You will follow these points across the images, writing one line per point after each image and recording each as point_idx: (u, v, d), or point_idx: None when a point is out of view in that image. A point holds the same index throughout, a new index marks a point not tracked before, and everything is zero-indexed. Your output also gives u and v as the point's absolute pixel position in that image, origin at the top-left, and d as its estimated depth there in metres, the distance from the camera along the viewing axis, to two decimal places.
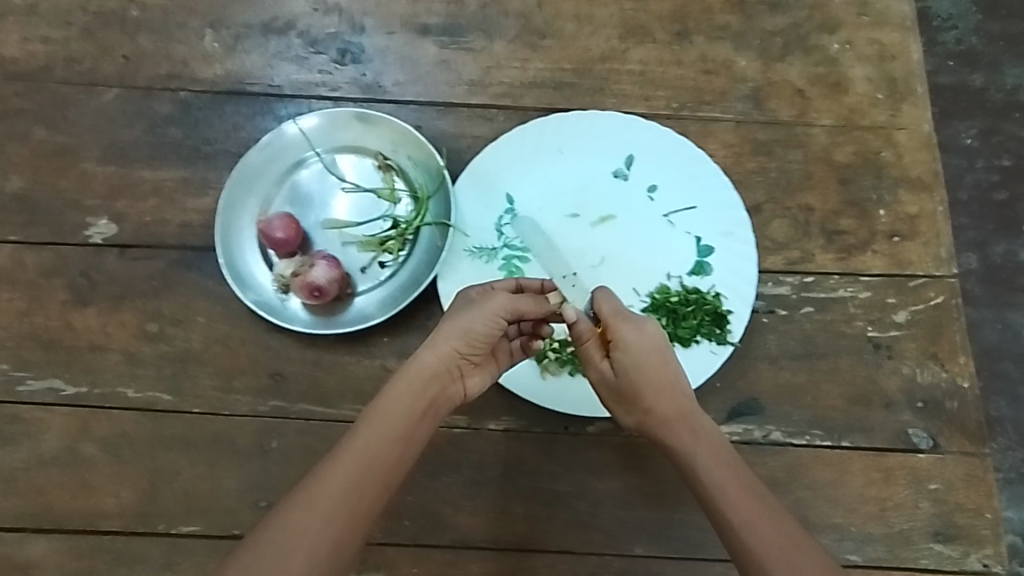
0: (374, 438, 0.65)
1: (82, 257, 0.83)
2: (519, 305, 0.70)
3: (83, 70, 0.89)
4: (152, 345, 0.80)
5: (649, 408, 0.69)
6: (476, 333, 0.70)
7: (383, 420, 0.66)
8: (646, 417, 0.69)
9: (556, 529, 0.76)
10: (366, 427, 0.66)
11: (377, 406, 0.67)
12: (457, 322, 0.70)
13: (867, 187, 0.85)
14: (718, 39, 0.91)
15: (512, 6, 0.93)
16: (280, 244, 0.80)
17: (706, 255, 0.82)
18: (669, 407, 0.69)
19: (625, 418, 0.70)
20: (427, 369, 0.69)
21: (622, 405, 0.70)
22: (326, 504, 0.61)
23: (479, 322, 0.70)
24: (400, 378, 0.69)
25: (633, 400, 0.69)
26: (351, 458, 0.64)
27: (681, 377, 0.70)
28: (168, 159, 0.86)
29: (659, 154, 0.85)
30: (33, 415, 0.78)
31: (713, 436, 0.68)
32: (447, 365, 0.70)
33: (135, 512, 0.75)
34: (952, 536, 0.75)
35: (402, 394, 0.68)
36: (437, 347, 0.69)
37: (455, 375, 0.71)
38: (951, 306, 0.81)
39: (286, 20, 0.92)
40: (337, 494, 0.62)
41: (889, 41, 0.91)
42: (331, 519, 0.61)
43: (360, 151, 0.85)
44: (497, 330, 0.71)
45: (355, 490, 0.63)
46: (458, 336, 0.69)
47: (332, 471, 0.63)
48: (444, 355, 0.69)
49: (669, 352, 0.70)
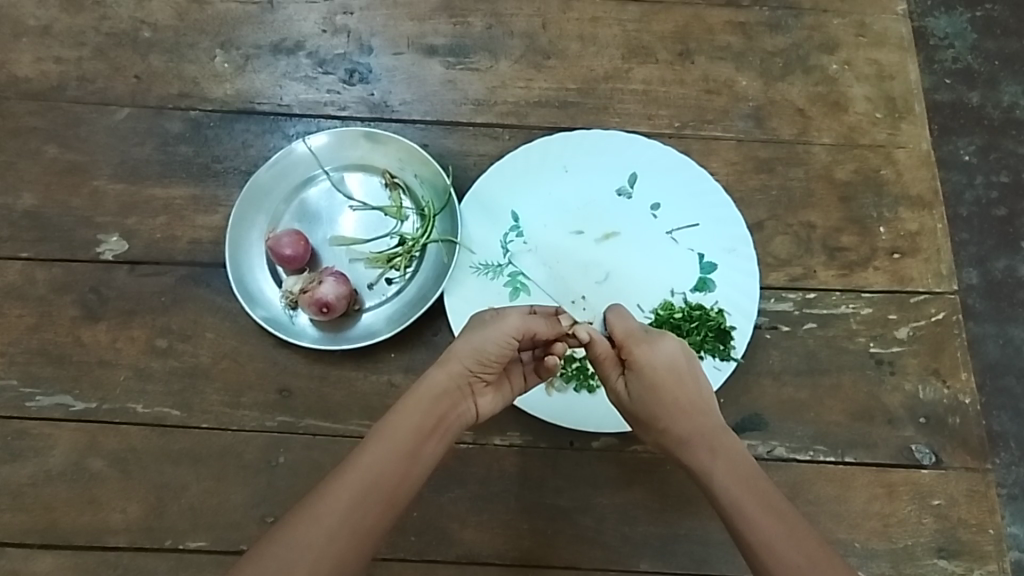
0: (381, 454, 0.65)
1: (92, 273, 0.84)
2: (531, 326, 0.71)
3: (95, 89, 0.91)
4: (160, 360, 0.81)
5: (665, 428, 0.70)
6: (488, 352, 0.71)
7: (391, 437, 0.67)
8: (663, 437, 0.70)
9: (560, 545, 0.76)
10: (373, 442, 0.66)
11: (385, 422, 0.68)
12: (469, 340, 0.71)
13: (868, 205, 0.86)
14: (720, 58, 0.93)
15: (517, 27, 0.94)
16: (289, 259, 0.81)
17: (709, 272, 0.82)
18: (687, 427, 0.69)
19: (645, 437, 0.72)
20: (437, 387, 0.70)
21: (640, 425, 0.71)
22: (329, 520, 0.62)
23: (491, 343, 0.71)
24: (410, 396, 0.69)
25: (649, 421, 0.70)
26: (358, 474, 0.64)
27: (698, 396, 0.71)
28: (178, 177, 0.88)
29: (662, 172, 0.86)
30: (41, 430, 0.78)
31: (732, 455, 0.68)
32: (458, 383, 0.71)
33: (142, 527, 0.76)
34: (956, 551, 0.75)
35: (412, 410, 0.68)
36: (448, 365, 0.70)
37: (467, 393, 0.72)
38: (952, 322, 0.82)
39: (295, 40, 0.94)
40: (340, 511, 0.62)
41: (887, 61, 0.92)
42: (333, 536, 0.61)
43: (367, 169, 0.86)
44: (509, 350, 0.72)
45: (358, 507, 0.63)
46: (470, 355, 0.71)
47: (337, 486, 0.63)
48: (454, 373, 0.70)
49: (685, 370, 0.71)
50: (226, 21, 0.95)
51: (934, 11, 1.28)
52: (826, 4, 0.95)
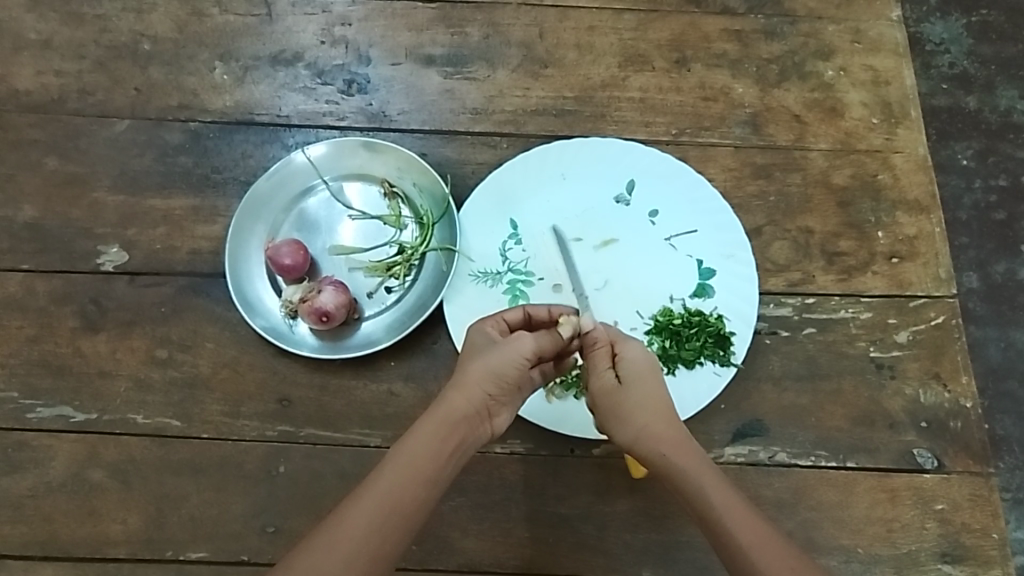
0: (400, 481, 0.65)
1: (92, 283, 0.84)
2: (541, 348, 0.71)
3: (96, 101, 0.92)
4: (160, 371, 0.81)
5: (647, 422, 0.69)
6: (504, 374, 0.70)
7: (409, 461, 0.66)
8: (645, 432, 0.69)
9: (562, 553, 0.76)
10: (391, 467, 0.66)
11: (403, 447, 0.67)
12: (486, 363, 0.70)
13: (866, 210, 0.87)
14: (716, 66, 0.93)
15: (514, 36, 0.95)
16: (288, 269, 0.81)
17: (708, 277, 0.83)
18: (666, 429, 0.70)
19: (621, 433, 0.70)
20: (456, 412, 0.69)
21: (619, 419, 0.70)
22: (345, 546, 0.62)
23: (508, 364, 0.70)
24: (429, 420, 0.68)
25: (632, 412, 0.70)
26: (375, 499, 0.64)
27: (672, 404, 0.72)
28: (178, 188, 0.88)
29: (660, 179, 0.86)
30: (40, 442, 0.78)
31: (709, 463, 0.69)
32: (477, 407, 0.69)
33: (142, 538, 0.75)
34: (960, 556, 0.74)
35: (431, 435, 0.67)
36: (466, 388, 0.69)
37: (484, 415, 0.70)
38: (951, 326, 0.82)
39: (293, 52, 0.95)
40: (357, 537, 0.62)
41: (883, 67, 0.93)
42: (349, 561, 0.61)
43: (366, 178, 0.87)
44: (524, 372, 0.71)
45: (377, 532, 0.63)
46: (487, 378, 0.70)
47: (353, 511, 0.64)
48: (474, 396, 0.69)
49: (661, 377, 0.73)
50: (226, 33, 0.96)
51: (930, 17, 1.29)
52: (822, 11, 0.96)
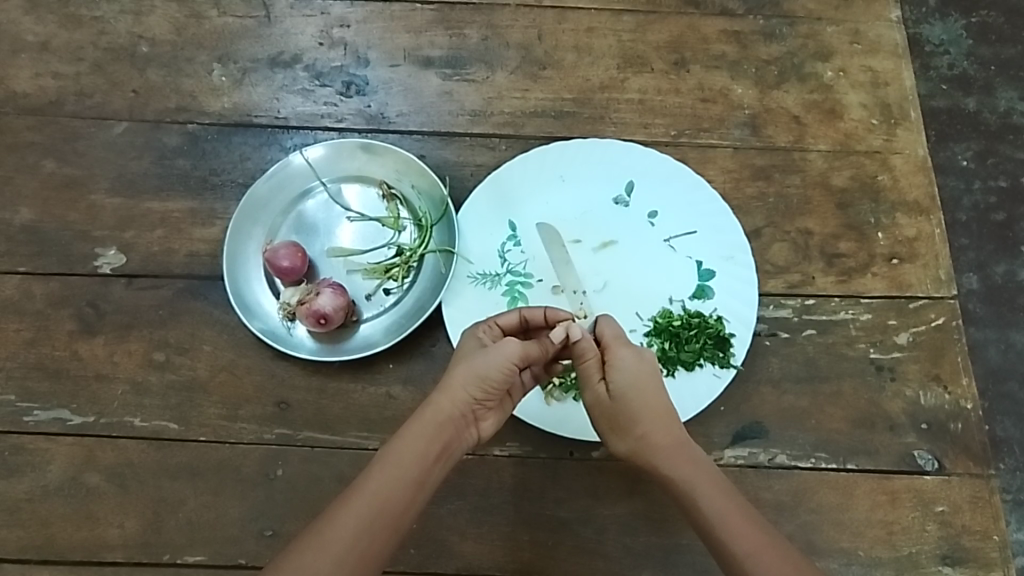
0: (387, 481, 0.65)
1: (90, 286, 0.84)
2: (530, 352, 0.71)
3: (93, 104, 0.91)
4: (158, 374, 0.80)
5: (642, 434, 0.69)
6: (491, 379, 0.70)
7: (397, 463, 0.66)
8: (641, 443, 0.69)
9: (561, 556, 0.76)
10: (379, 468, 0.66)
11: (392, 448, 0.67)
12: (471, 366, 0.70)
13: (865, 212, 0.86)
14: (715, 67, 0.93)
15: (513, 38, 0.95)
16: (286, 271, 0.81)
17: (707, 279, 0.82)
18: (663, 437, 0.69)
19: (617, 446, 0.70)
20: (442, 414, 0.69)
21: (616, 429, 0.71)
22: (335, 548, 0.62)
23: (495, 368, 0.70)
24: (416, 422, 0.69)
25: (627, 425, 0.70)
26: (364, 500, 0.64)
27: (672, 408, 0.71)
28: (176, 190, 0.88)
29: (659, 180, 0.86)
30: (38, 445, 0.78)
31: (706, 470, 0.68)
32: (462, 410, 0.70)
33: (140, 542, 0.75)
34: (960, 559, 0.74)
35: (418, 436, 0.68)
36: (452, 391, 0.69)
37: (470, 418, 0.71)
38: (951, 327, 0.81)
39: (292, 54, 0.94)
40: (347, 537, 0.63)
41: (882, 68, 0.93)
42: (340, 562, 0.62)
43: (364, 180, 0.86)
44: (510, 377, 0.71)
45: (365, 534, 0.63)
46: (473, 381, 0.70)
47: (343, 512, 0.64)
48: (459, 400, 0.69)
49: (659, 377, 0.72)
50: (224, 35, 0.95)
51: (929, 18, 1.29)
52: (821, 12, 0.96)
